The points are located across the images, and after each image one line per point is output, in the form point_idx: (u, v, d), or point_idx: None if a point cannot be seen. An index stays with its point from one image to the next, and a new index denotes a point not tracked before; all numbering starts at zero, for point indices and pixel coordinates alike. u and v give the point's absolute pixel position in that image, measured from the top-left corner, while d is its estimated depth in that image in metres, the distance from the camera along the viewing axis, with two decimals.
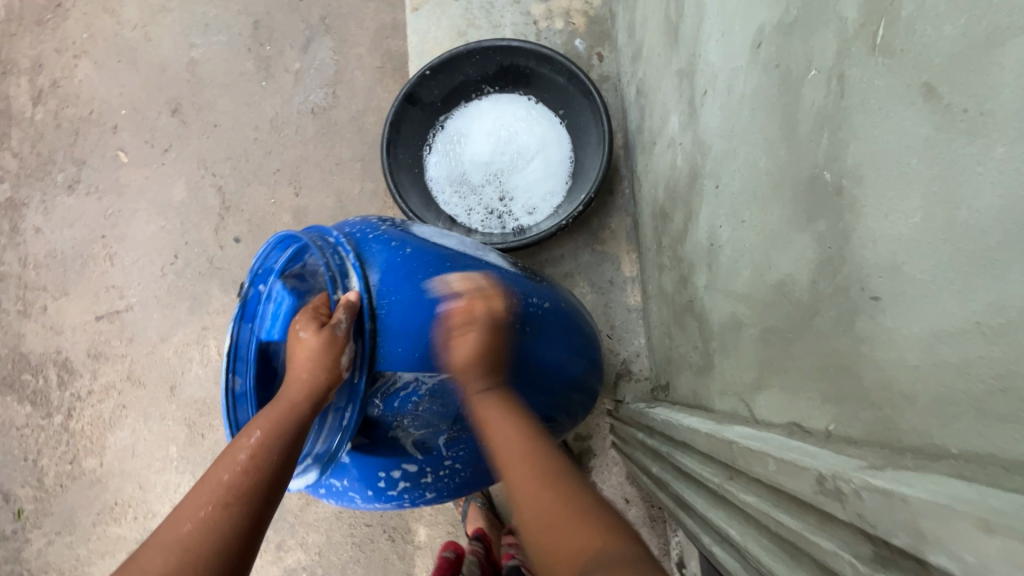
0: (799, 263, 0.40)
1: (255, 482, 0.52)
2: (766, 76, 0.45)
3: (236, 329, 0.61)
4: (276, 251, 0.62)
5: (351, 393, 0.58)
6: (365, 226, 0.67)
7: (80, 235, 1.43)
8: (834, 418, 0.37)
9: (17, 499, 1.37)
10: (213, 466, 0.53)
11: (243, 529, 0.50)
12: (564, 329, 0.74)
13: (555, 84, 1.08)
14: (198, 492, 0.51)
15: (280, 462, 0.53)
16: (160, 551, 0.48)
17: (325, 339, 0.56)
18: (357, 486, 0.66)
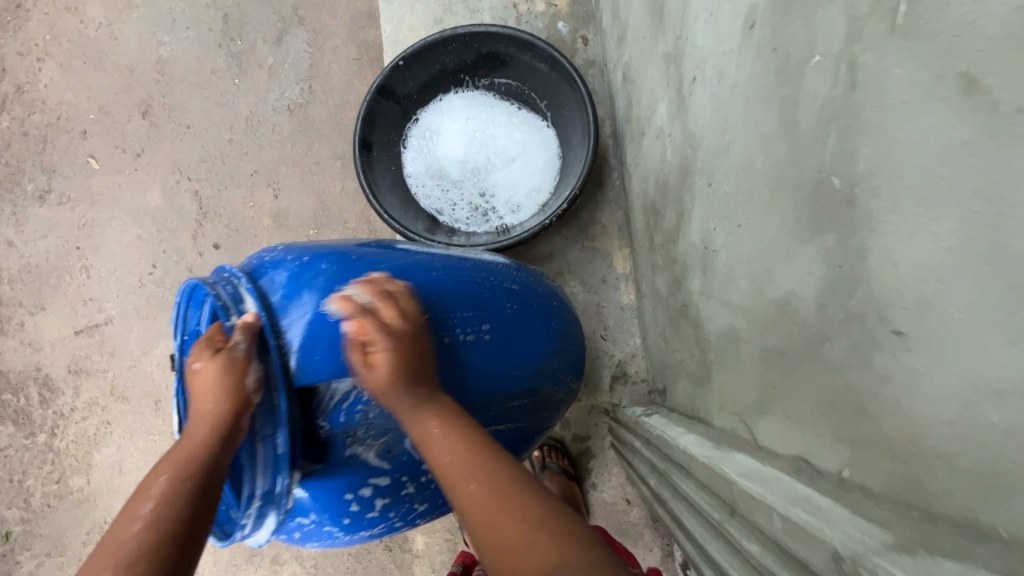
0: (804, 280, 0.35)
1: (168, 526, 0.47)
2: (760, 62, 0.39)
3: (178, 405, 0.59)
4: (192, 312, 0.61)
5: (274, 415, 0.54)
6: (266, 254, 0.66)
7: (54, 247, 1.37)
8: (848, 463, 0.32)
9: (5, 521, 1.33)
10: (107, 535, 0.47)
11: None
12: (520, 310, 0.69)
13: (538, 72, 1.01)
14: (97, 562, 0.44)
15: (194, 503, 0.48)
16: None
17: (222, 365, 0.53)
18: (330, 518, 0.62)
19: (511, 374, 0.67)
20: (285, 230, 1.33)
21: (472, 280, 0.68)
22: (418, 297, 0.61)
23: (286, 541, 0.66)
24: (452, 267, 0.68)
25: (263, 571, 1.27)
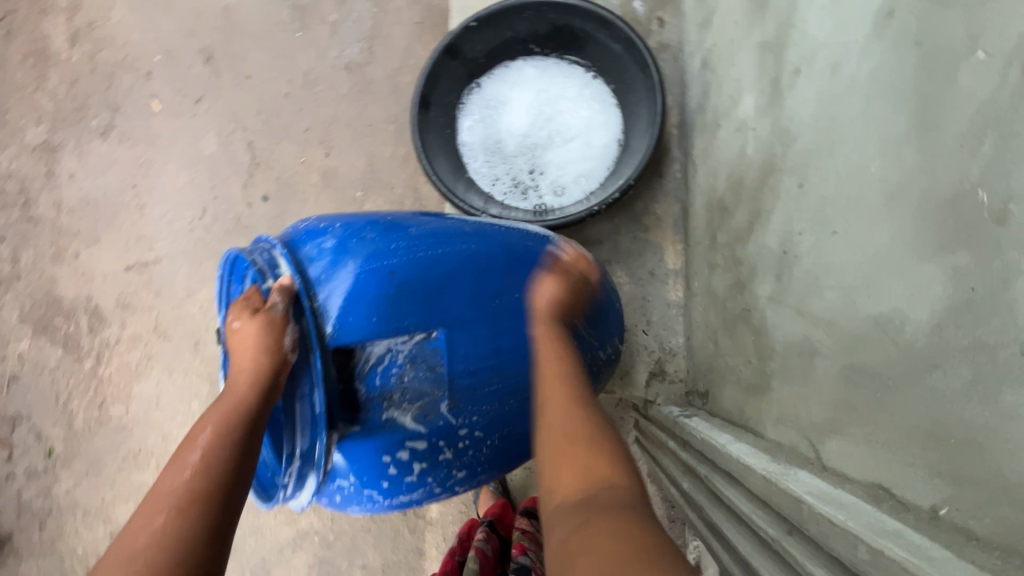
0: (916, 299, 0.32)
1: (214, 476, 0.48)
2: (895, 56, 0.35)
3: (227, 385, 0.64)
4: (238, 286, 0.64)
5: (311, 375, 0.55)
6: (303, 224, 0.67)
7: (112, 184, 1.41)
8: (946, 500, 0.30)
9: (49, 438, 1.39)
10: (156, 483, 0.48)
11: (211, 529, 0.45)
12: (557, 279, 0.67)
13: (610, 52, 0.98)
14: (149, 509, 0.45)
15: (236, 456, 0.50)
16: (112, 564, 0.42)
17: (262, 323, 0.55)
18: (369, 480, 0.61)
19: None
20: (332, 189, 1.34)
21: (510, 248, 0.66)
22: (450, 259, 0.61)
23: (332, 505, 0.66)
24: (491, 235, 0.66)
25: (282, 517, 1.30)
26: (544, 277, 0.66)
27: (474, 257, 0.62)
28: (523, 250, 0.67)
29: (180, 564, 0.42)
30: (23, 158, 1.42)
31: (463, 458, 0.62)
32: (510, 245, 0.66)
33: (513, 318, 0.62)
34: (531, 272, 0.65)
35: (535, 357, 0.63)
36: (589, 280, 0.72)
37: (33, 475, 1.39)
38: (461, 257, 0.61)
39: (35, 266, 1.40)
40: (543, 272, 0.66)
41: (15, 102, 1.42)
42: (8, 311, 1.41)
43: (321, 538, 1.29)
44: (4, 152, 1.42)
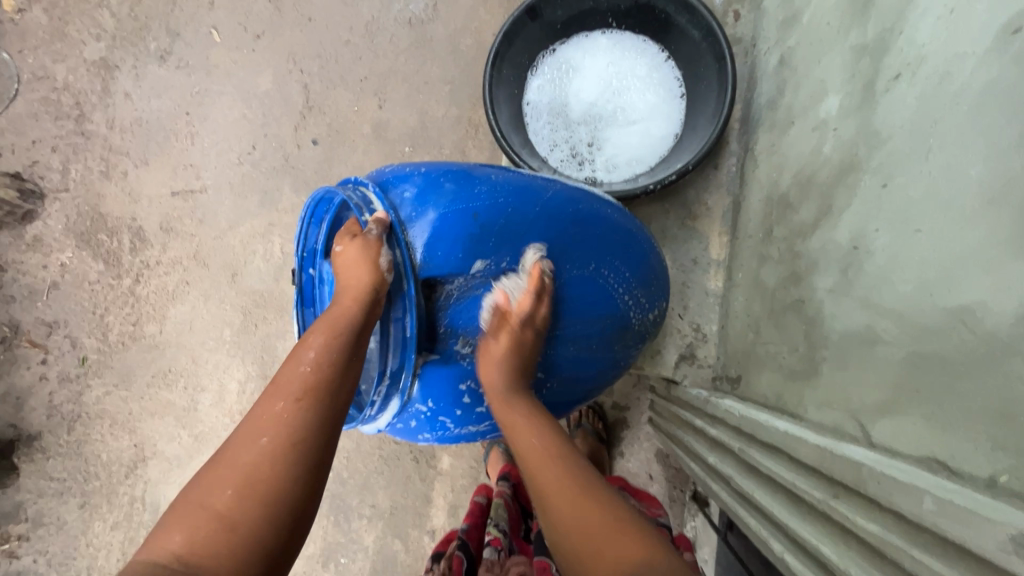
0: (1004, 292, 0.36)
1: (323, 378, 0.53)
2: (1015, 72, 0.38)
3: (301, 315, 0.70)
4: (312, 229, 0.69)
5: (404, 301, 0.60)
6: (389, 169, 0.69)
7: (166, 108, 1.41)
8: (1007, 469, 0.33)
9: (83, 347, 1.40)
10: (278, 376, 0.54)
11: (320, 422, 0.51)
12: (615, 239, 0.71)
13: (687, 38, 0.99)
14: (271, 397, 0.52)
15: (341, 363, 0.54)
16: (242, 447, 0.48)
17: (362, 245, 0.60)
18: (444, 408, 0.66)
19: (604, 297, 0.69)
20: (382, 141, 1.36)
21: (580, 206, 0.69)
22: (526, 211, 0.65)
23: (401, 433, 0.71)
24: (564, 190, 0.69)
25: None
26: (606, 236, 0.70)
27: (548, 212, 0.66)
28: (589, 208, 0.70)
29: (294, 447, 0.48)
30: (79, 72, 1.41)
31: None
32: (579, 201, 0.69)
33: (575, 270, 0.67)
34: (594, 229, 0.69)
35: (593, 312, 0.68)
36: (643, 245, 0.77)
37: (65, 379, 1.40)
38: (536, 208, 0.65)
39: (83, 180, 1.41)
40: (604, 230, 0.70)
41: (76, 14, 1.41)
42: (54, 221, 1.40)
43: (335, 475, 1.34)
44: (63, 64, 1.41)
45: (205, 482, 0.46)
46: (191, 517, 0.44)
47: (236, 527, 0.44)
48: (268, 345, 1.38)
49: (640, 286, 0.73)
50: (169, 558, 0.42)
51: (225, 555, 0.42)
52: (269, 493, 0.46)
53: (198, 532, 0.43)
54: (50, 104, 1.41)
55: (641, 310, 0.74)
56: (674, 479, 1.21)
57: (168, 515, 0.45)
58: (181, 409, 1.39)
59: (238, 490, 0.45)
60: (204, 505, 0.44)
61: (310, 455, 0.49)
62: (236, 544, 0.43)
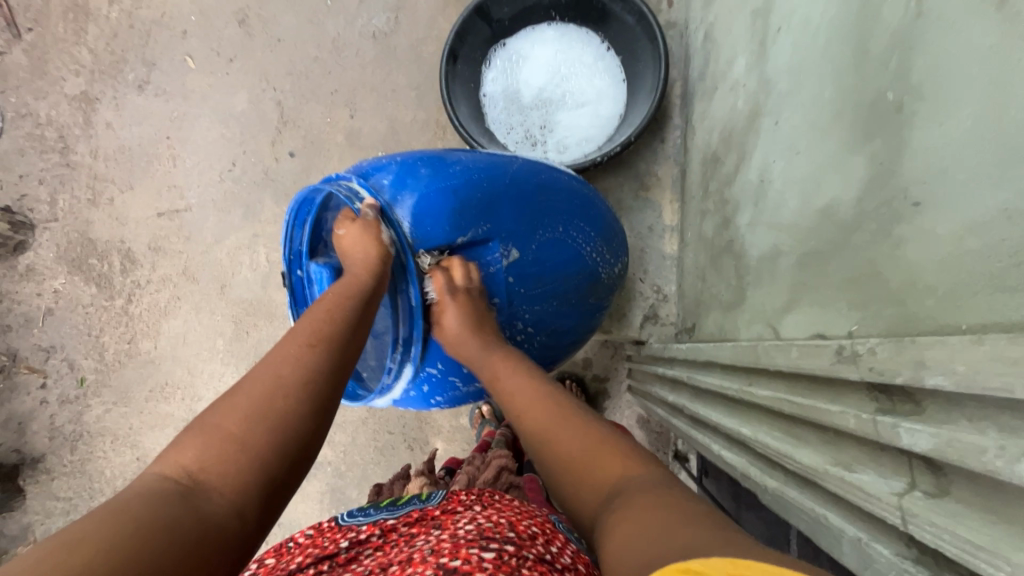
0: (849, 183, 0.43)
1: (335, 330, 0.58)
2: (845, 7, 0.46)
3: (294, 313, 0.77)
4: (297, 231, 0.75)
5: (405, 275, 0.70)
6: (366, 162, 0.76)
7: (147, 134, 1.49)
8: (857, 322, 0.41)
9: (81, 368, 1.45)
10: (294, 326, 0.59)
11: (329, 367, 0.55)
12: (576, 204, 0.79)
13: (623, 24, 1.08)
14: (287, 343, 0.56)
15: (353, 318, 0.61)
16: (259, 381, 0.51)
17: (363, 226, 0.68)
18: (452, 368, 0.74)
19: (577, 255, 0.77)
20: (355, 148, 1.44)
21: (542, 176, 0.78)
22: (497, 183, 0.73)
23: (417, 402, 0.79)
24: (527, 164, 0.78)
25: None
26: (569, 200, 0.78)
27: (517, 183, 0.74)
28: (549, 175, 0.78)
29: (306, 386, 0.52)
30: (61, 107, 1.48)
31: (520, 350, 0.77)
32: (540, 172, 0.78)
33: (552, 231, 0.75)
34: (558, 194, 0.77)
35: (567, 269, 0.76)
36: (600, 207, 0.84)
37: (65, 401, 1.45)
38: (506, 180, 0.74)
39: (71, 209, 1.47)
40: (565, 196, 0.78)
41: (55, 53, 1.49)
42: (45, 249, 1.46)
43: (334, 470, 1.39)
44: (45, 101, 1.48)
45: (217, 408, 0.48)
46: (205, 435, 0.45)
47: (247, 446, 0.46)
48: (260, 350, 1.44)
49: (603, 240, 0.81)
50: (182, 473, 0.42)
51: (237, 471, 0.44)
52: (280, 422, 0.48)
53: (210, 450, 0.44)
54: (36, 140, 1.48)
55: (607, 264, 0.82)
56: (657, 443, 1.21)
57: (181, 437, 0.46)
58: (180, 419, 1.44)
59: (251, 416, 0.47)
60: (220, 426, 0.46)
61: (318, 397, 0.52)
62: (247, 461, 0.45)
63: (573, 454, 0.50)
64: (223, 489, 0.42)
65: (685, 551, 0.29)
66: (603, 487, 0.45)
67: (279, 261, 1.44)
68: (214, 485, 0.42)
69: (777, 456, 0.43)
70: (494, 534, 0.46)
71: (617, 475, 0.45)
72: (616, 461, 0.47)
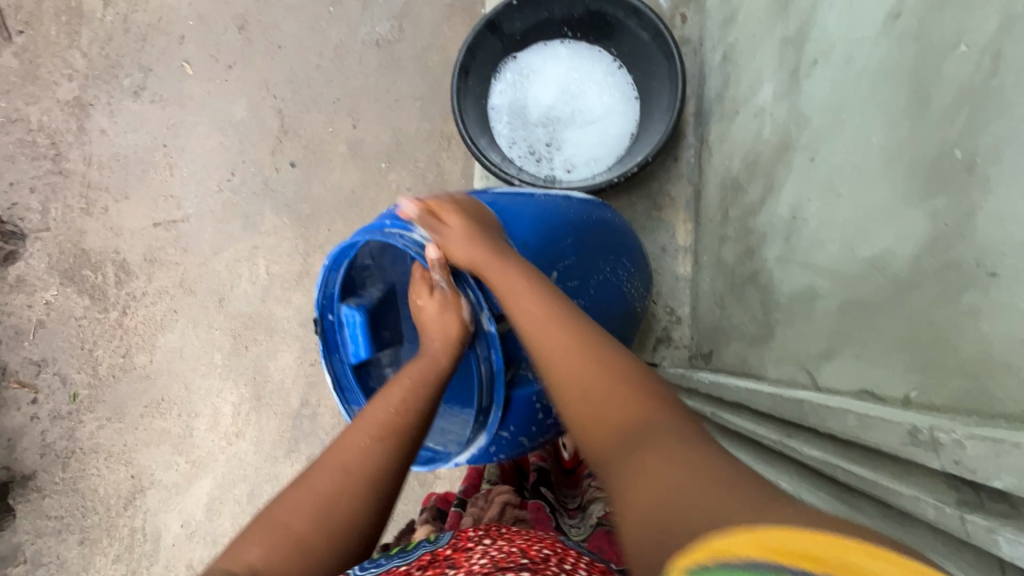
0: (904, 238, 0.42)
1: (406, 423, 0.56)
2: (899, 50, 0.44)
3: (330, 364, 0.74)
4: (333, 273, 0.71)
5: (485, 339, 0.65)
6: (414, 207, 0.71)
7: (143, 142, 1.44)
8: (916, 386, 0.39)
9: (73, 383, 1.40)
10: (364, 411, 0.57)
11: (397, 466, 0.53)
12: (620, 241, 0.77)
13: (639, 40, 1.05)
14: (355, 431, 0.54)
15: (424, 413, 0.58)
16: (326, 475, 0.50)
17: (440, 299, 0.66)
18: (523, 429, 0.71)
19: (624, 296, 0.76)
20: (358, 158, 1.40)
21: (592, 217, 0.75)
22: (558, 231, 0.71)
23: (479, 460, 0.76)
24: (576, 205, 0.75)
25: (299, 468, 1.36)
26: (617, 240, 0.77)
27: (573, 230, 0.72)
28: (600, 216, 0.76)
29: (368, 489, 0.50)
30: (54, 112, 1.44)
31: None
32: (590, 211, 0.76)
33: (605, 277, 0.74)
34: (609, 236, 0.76)
35: (614, 313, 0.75)
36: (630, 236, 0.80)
37: (57, 417, 1.40)
38: (564, 225, 0.71)
39: (64, 218, 1.43)
40: (613, 235, 0.76)
41: (47, 57, 1.44)
42: (37, 260, 1.42)
43: None
44: (37, 106, 1.44)
45: (280, 504, 0.48)
46: (269, 533, 0.45)
47: (307, 549, 0.45)
48: (259, 365, 1.39)
49: (637, 276, 0.80)
50: (244, 569, 0.42)
51: (294, 571, 0.44)
52: (340, 526, 0.47)
53: (272, 549, 0.44)
54: (27, 147, 1.43)
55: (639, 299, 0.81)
56: None
57: (246, 530, 0.46)
58: (177, 435, 1.39)
59: (314, 514, 0.47)
60: (284, 524, 0.46)
61: (381, 499, 0.50)
62: (304, 566, 0.44)
63: (578, 387, 0.47)
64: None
65: (693, 529, 0.29)
66: (618, 429, 0.42)
67: (279, 273, 1.40)
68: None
69: None
70: (509, 565, 0.47)
71: (637, 419, 0.42)
72: (631, 404, 0.43)
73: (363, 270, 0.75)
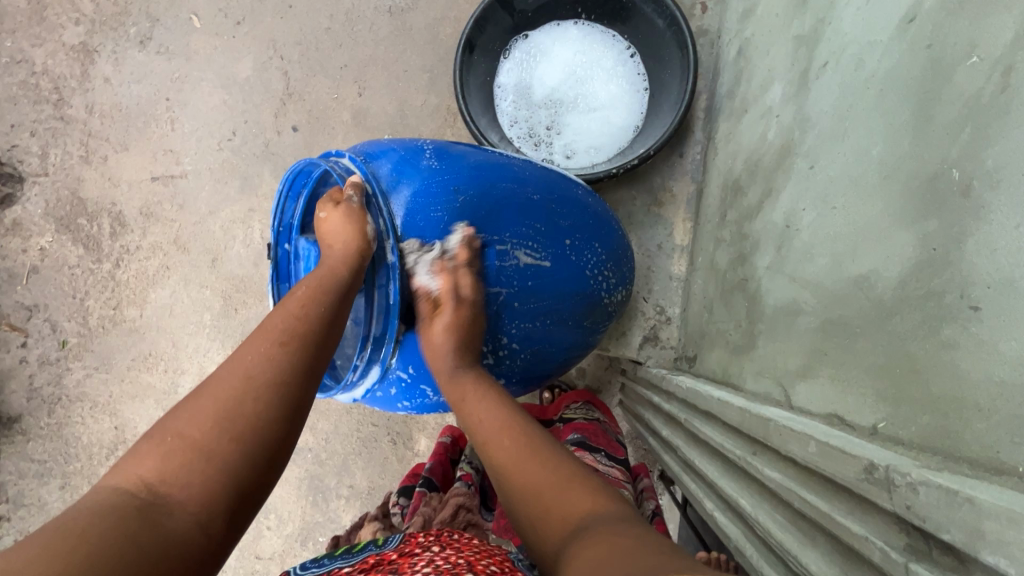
0: (891, 259, 0.39)
1: (312, 328, 0.51)
2: (910, 57, 0.41)
3: (274, 289, 0.69)
4: (289, 203, 0.68)
5: (387, 270, 0.61)
6: (374, 146, 0.70)
7: (146, 94, 1.42)
8: (885, 417, 0.37)
9: (63, 331, 1.40)
10: (265, 321, 0.51)
11: (306, 369, 0.48)
12: (588, 222, 0.75)
13: (654, 28, 1.01)
14: (255, 339, 0.48)
15: (328, 313, 0.53)
16: (225, 387, 0.44)
17: (345, 213, 0.60)
18: (424, 375, 0.67)
19: (577, 274, 0.72)
20: (362, 129, 1.37)
21: (550, 188, 0.72)
22: (504, 188, 0.67)
23: (380, 403, 0.72)
24: (534, 173, 0.72)
25: None
26: (577, 215, 0.74)
27: (521, 191, 0.69)
28: (563, 190, 0.74)
29: (277, 391, 0.45)
30: (58, 56, 1.41)
31: (501, 366, 0.69)
32: (553, 184, 0.73)
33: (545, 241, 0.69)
34: (569, 209, 0.73)
35: (568, 288, 0.71)
36: (609, 229, 0.80)
37: (46, 362, 1.40)
38: (512, 185, 0.68)
39: (62, 165, 1.41)
40: (578, 212, 0.74)
41: None
42: (33, 205, 1.41)
43: (313, 456, 1.30)
44: (42, 48, 1.41)
45: (177, 418, 0.42)
46: (167, 449, 0.40)
47: (213, 460, 0.40)
48: (248, 330, 1.39)
49: (610, 263, 0.77)
50: (139, 487, 0.38)
51: (204, 486, 0.39)
52: (248, 431, 0.42)
53: (175, 463, 0.39)
54: (30, 89, 1.41)
55: (609, 287, 0.78)
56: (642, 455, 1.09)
57: (142, 441, 0.41)
58: (162, 391, 1.39)
59: (218, 422, 0.41)
60: (184, 437, 0.40)
61: (292, 398, 0.46)
62: (212, 475, 0.39)
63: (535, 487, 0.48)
64: (187, 504, 0.38)
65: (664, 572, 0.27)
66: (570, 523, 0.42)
67: None
68: (176, 499, 0.38)
69: (781, 549, 0.40)
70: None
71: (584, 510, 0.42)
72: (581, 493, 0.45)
73: None
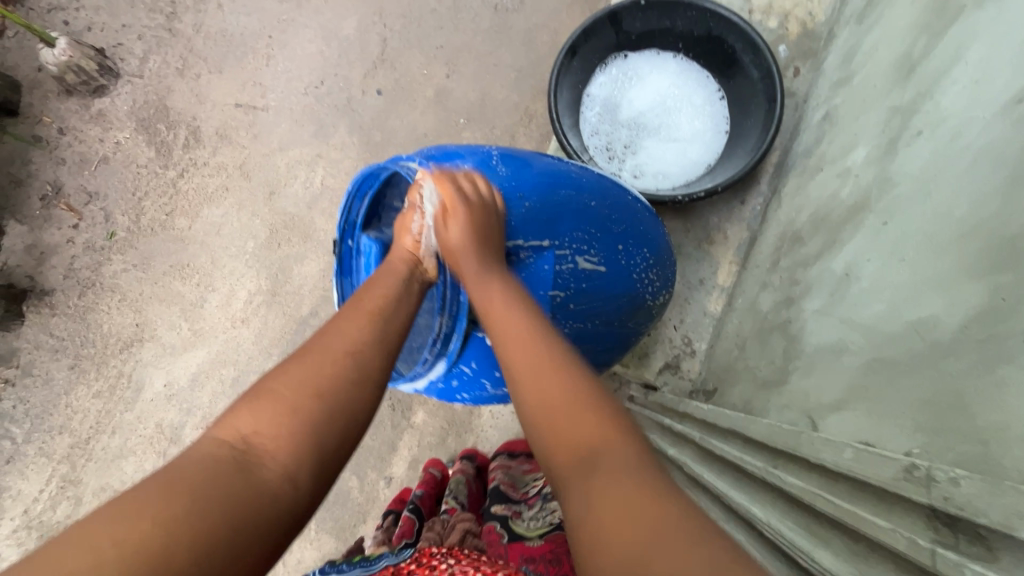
0: (954, 308, 0.42)
1: (384, 312, 0.56)
2: (1011, 132, 0.45)
3: (339, 284, 0.71)
4: (355, 203, 0.69)
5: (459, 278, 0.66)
6: (439, 147, 0.70)
7: (251, 27, 1.50)
8: (921, 445, 0.39)
9: (114, 223, 1.45)
10: (340, 310, 0.56)
11: (377, 343, 0.52)
12: (642, 227, 0.76)
13: (748, 78, 1.06)
14: (334, 320, 0.53)
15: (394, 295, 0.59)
16: (309, 355, 0.47)
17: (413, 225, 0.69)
18: (485, 370, 0.71)
19: (625, 278, 0.74)
20: (440, 108, 1.43)
21: (606, 192, 0.72)
22: (568, 195, 0.68)
23: (439, 394, 0.76)
24: (591, 177, 0.71)
25: None
26: (631, 223, 0.74)
27: (580, 200, 0.69)
28: (619, 194, 0.74)
29: (351, 356, 0.49)
30: None
31: None
32: (611, 189, 0.73)
33: (597, 248, 0.71)
34: (623, 214, 0.73)
35: (616, 291, 0.74)
36: (658, 234, 0.79)
37: (90, 248, 1.44)
38: (574, 192, 0.69)
39: (158, 72, 1.49)
40: (632, 215, 0.75)
41: None
42: (121, 101, 1.48)
43: None
44: None
45: (267, 381, 0.45)
46: (259, 404, 0.43)
47: (297, 413, 0.42)
48: (284, 266, 1.43)
49: (655, 265, 0.78)
50: (237, 440, 0.40)
51: (290, 440, 0.41)
52: (329, 388, 0.45)
53: (264, 418, 0.42)
54: None
55: (653, 289, 0.80)
56: None
57: (237, 403, 0.44)
58: (189, 303, 1.43)
59: (303, 379, 0.45)
60: (275, 392, 0.43)
61: (367, 364, 0.49)
62: (298, 426, 0.42)
63: (545, 403, 0.45)
64: (275, 454, 0.40)
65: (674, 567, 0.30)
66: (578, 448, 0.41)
67: (333, 188, 1.45)
68: (267, 452, 0.40)
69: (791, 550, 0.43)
70: None
71: (597, 439, 0.41)
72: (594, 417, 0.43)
73: (388, 206, 0.76)
